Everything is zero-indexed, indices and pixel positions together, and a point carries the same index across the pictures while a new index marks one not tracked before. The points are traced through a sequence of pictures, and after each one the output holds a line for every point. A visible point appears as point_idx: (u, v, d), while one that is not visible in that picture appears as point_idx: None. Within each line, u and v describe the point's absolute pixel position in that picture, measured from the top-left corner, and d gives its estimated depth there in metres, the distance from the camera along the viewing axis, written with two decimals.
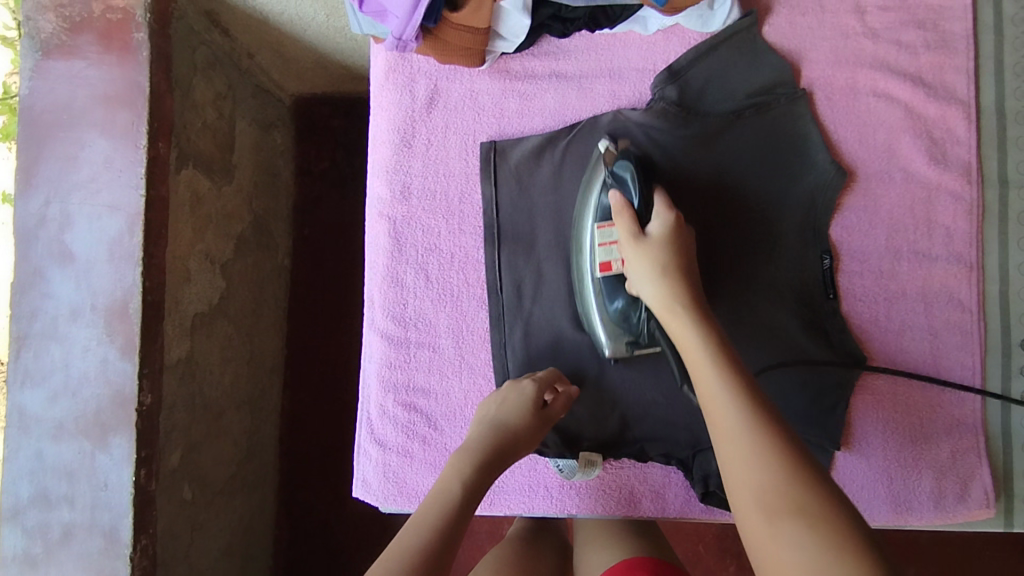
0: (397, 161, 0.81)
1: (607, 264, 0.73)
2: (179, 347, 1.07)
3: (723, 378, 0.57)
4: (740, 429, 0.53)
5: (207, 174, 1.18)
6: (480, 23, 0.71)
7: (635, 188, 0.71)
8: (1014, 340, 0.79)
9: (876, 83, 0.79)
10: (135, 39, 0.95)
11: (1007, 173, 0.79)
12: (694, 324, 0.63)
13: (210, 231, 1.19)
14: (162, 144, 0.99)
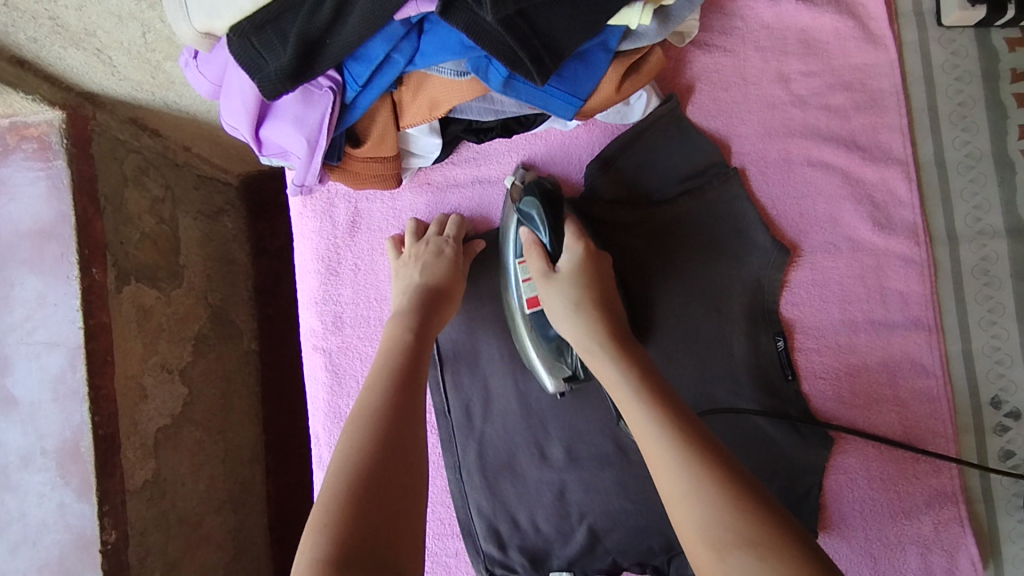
0: (326, 292, 0.77)
1: (534, 298, 0.70)
2: (143, 471, 1.03)
3: (650, 416, 0.56)
4: (666, 451, 0.53)
5: (153, 284, 1.10)
6: (387, 150, 0.67)
7: (544, 224, 0.69)
8: (984, 399, 0.76)
9: (810, 152, 0.76)
10: (54, 166, 0.95)
11: (955, 228, 0.77)
12: (612, 359, 0.62)
13: (165, 339, 1.11)
14: (96, 269, 0.97)
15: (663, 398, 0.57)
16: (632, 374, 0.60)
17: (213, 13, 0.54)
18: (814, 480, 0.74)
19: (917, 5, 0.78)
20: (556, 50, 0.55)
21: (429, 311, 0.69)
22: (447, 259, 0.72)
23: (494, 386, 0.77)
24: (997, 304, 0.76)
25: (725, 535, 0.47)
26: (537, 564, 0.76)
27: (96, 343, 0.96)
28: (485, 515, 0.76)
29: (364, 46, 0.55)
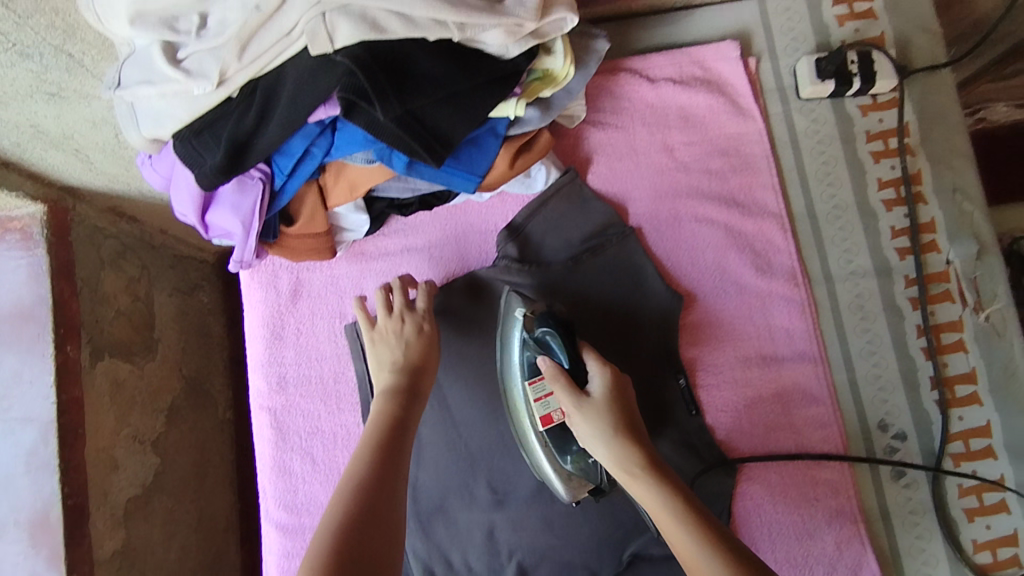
0: (271, 355, 0.85)
1: (548, 417, 0.73)
2: (111, 540, 1.08)
3: (694, 537, 0.59)
4: (716, 573, 0.56)
5: (127, 358, 1.18)
6: (318, 227, 0.77)
7: (563, 351, 0.73)
8: (872, 422, 0.83)
9: (696, 210, 0.87)
10: (34, 255, 1.04)
11: (830, 270, 0.87)
12: (654, 485, 0.64)
13: (137, 411, 1.18)
14: (71, 347, 1.05)
15: (702, 518, 0.61)
16: (669, 494, 0.63)
17: (158, 120, 0.65)
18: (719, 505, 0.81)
19: (779, 82, 0.91)
20: (446, 138, 0.66)
21: (410, 383, 0.74)
22: (424, 337, 0.77)
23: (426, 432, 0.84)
24: (874, 336, 0.85)
25: None
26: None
27: (69, 417, 1.03)
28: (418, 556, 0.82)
29: (285, 143, 0.66)
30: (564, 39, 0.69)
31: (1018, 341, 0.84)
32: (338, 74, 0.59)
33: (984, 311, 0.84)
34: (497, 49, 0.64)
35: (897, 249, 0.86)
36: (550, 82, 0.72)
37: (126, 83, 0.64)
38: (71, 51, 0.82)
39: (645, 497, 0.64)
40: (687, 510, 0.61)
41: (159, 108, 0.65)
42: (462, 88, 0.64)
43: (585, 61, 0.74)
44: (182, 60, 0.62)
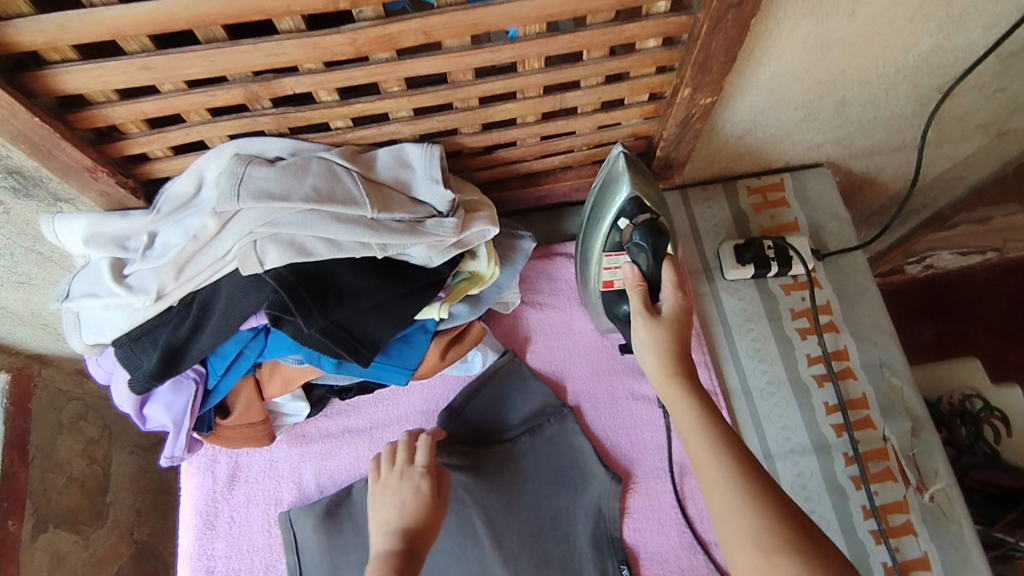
0: (201, 547, 0.83)
1: (609, 283, 0.79)
2: None
3: (719, 459, 0.58)
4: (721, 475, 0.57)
5: (71, 527, 1.21)
6: (254, 417, 0.79)
7: (649, 262, 0.70)
8: None
9: (633, 387, 0.89)
10: None
11: (770, 447, 0.87)
12: (689, 394, 0.63)
13: None
14: (12, 522, 1.09)
15: (738, 446, 0.59)
16: (705, 416, 0.62)
17: (99, 330, 0.69)
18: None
19: (705, 263, 0.97)
20: (373, 342, 0.70)
21: (409, 550, 0.69)
22: (424, 494, 0.75)
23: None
24: (820, 518, 0.83)
25: (776, 545, 0.52)
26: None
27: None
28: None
29: (218, 347, 0.70)
30: (487, 246, 0.76)
31: (967, 524, 0.82)
32: (266, 293, 0.64)
33: (927, 491, 0.84)
34: (422, 258, 0.69)
35: (833, 426, 0.87)
36: (477, 281, 0.77)
37: (74, 295, 0.69)
38: (41, 250, 0.88)
39: (677, 411, 0.63)
40: (720, 434, 0.60)
41: (102, 318, 0.69)
42: (387, 297, 0.69)
43: (512, 259, 0.81)
44: (127, 276, 0.68)
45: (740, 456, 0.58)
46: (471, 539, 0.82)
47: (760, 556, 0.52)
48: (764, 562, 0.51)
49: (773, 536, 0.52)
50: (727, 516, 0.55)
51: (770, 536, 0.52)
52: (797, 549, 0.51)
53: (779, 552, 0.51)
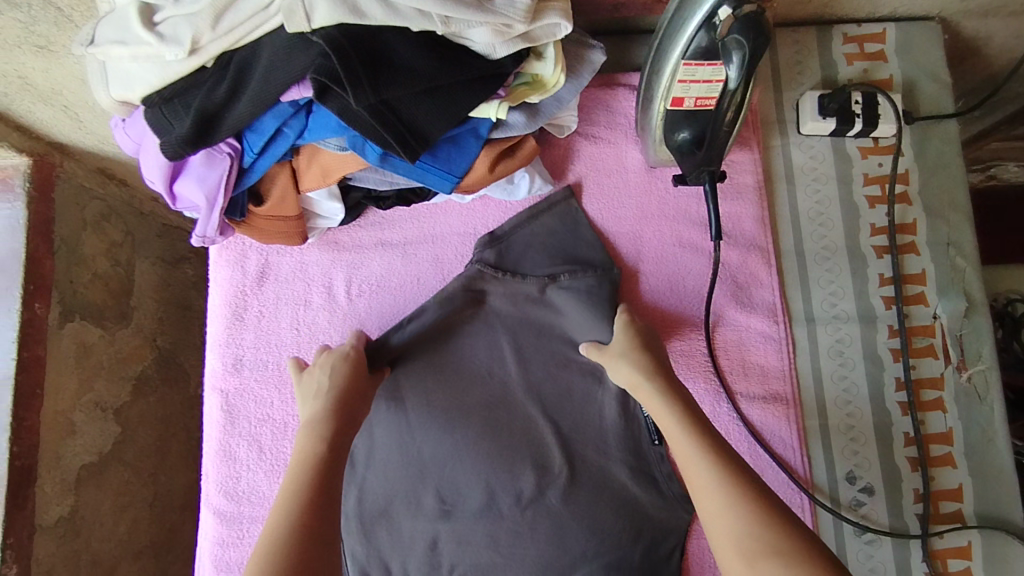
0: (230, 336, 0.83)
1: (680, 100, 0.72)
2: (59, 506, 1.21)
3: (704, 460, 0.61)
4: (705, 473, 0.60)
5: (98, 323, 1.31)
6: (288, 211, 0.75)
7: (735, 69, 0.65)
8: (839, 475, 0.80)
9: (681, 235, 0.85)
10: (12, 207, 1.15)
11: (813, 311, 0.84)
12: (662, 398, 0.68)
13: (102, 378, 1.31)
14: (38, 305, 1.16)
15: (724, 455, 0.61)
16: (691, 426, 0.65)
17: (127, 85, 0.64)
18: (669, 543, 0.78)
19: (779, 114, 0.89)
20: (421, 133, 0.64)
21: (341, 417, 0.71)
22: (351, 361, 0.76)
23: (383, 433, 0.81)
24: (851, 385, 0.82)
25: (760, 549, 0.52)
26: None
27: (26, 375, 1.13)
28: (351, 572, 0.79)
29: (257, 119, 0.64)
30: (555, 46, 0.67)
31: (999, 407, 0.81)
32: (313, 56, 0.57)
33: (965, 371, 0.82)
34: (484, 47, 0.62)
35: (884, 298, 0.83)
36: (538, 89, 0.70)
37: (99, 41, 0.62)
38: (59, 5, 0.82)
39: (662, 417, 0.67)
40: (706, 445, 0.62)
41: (130, 71, 0.63)
42: (443, 83, 0.62)
43: (578, 72, 0.72)
44: (158, 24, 0.61)
45: (722, 458, 0.61)
46: (496, 361, 0.82)
47: (742, 562, 0.52)
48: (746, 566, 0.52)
49: (752, 539, 0.53)
50: (716, 516, 0.57)
51: (751, 542, 0.53)
52: (778, 552, 0.51)
53: (761, 557, 0.51)
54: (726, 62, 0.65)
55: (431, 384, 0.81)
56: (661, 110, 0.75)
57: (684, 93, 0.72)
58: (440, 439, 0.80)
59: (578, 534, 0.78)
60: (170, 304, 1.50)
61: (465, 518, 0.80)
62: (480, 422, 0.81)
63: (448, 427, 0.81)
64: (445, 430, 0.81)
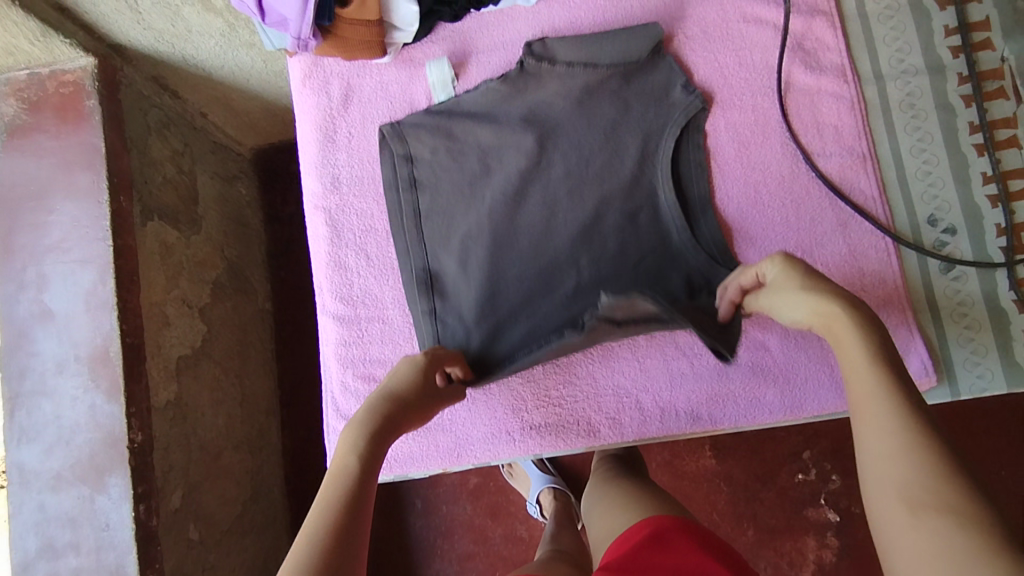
0: (324, 156, 0.87)
1: None
2: (167, 391, 1.28)
3: (894, 405, 0.53)
4: (892, 417, 0.52)
5: (173, 224, 1.39)
6: (370, 15, 0.79)
7: None
8: (921, 218, 0.83)
9: (744, 10, 0.86)
10: (87, 107, 1.19)
11: (881, 69, 0.85)
12: (856, 332, 0.59)
13: (184, 278, 1.40)
14: (124, 199, 1.21)
15: (920, 413, 0.52)
16: (887, 378, 0.55)
17: None
18: (686, 120, 0.83)
19: None
20: None
21: (384, 434, 0.67)
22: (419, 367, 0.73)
23: (438, 155, 0.85)
24: (925, 133, 0.84)
25: (929, 502, 0.47)
26: (449, 311, 0.83)
27: (123, 261, 1.18)
28: (414, 252, 0.84)
29: None
30: None
31: None
32: None
33: None
34: None
35: (951, 48, 0.85)
36: None
37: None
38: None
39: (845, 344, 0.60)
40: (899, 397, 0.53)
41: None
42: None
43: None
44: None
45: (917, 416, 0.52)
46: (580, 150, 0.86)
47: (904, 509, 0.48)
48: (906, 515, 0.47)
49: (920, 489, 0.47)
50: (880, 460, 0.51)
51: (918, 490, 0.48)
52: (952, 508, 0.46)
53: (929, 508, 0.46)
54: None
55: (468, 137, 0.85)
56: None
57: None
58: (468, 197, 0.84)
59: None
60: (231, 218, 1.67)
61: (517, 258, 0.82)
62: (569, 214, 0.82)
63: (496, 139, 0.84)
64: (512, 150, 0.83)
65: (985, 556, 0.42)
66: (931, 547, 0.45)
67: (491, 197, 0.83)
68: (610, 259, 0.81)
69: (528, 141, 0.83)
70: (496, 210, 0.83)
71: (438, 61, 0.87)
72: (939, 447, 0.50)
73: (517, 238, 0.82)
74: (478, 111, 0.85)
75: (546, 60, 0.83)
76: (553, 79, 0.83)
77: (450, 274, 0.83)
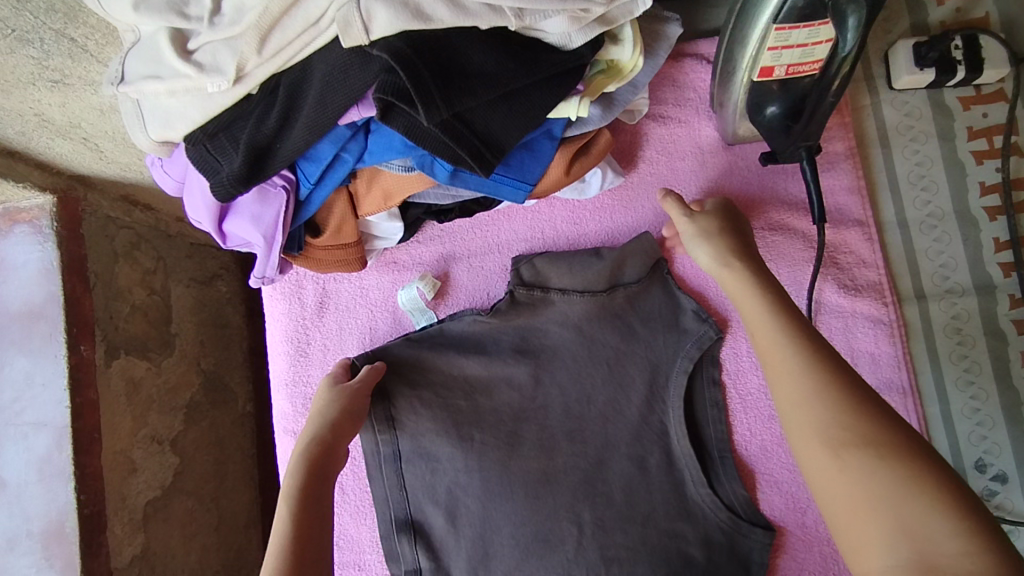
0: (296, 373, 0.79)
1: (770, 69, 0.62)
2: (130, 547, 1.02)
3: (797, 353, 0.53)
4: (794, 363, 0.53)
5: (144, 355, 1.08)
6: (347, 238, 0.69)
7: (852, 35, 0.56)
8: (967, 463, 0.74)
9: (771, 217, 0.77)
10: (41, 236, 0.96)
11: (923, 288, 0.77)
12: (753, 277, 0.62)
13: (156, 411, 1.10)
14: (85, 347, 0.98)
15: (827, 354, 0.53)
16: (792, 332, 0.55)
17: (166, 125, 0.57)
18: (698, 354, 0.75)
19: (867, 70, 0.80)
20: (497, 145, 0.56)
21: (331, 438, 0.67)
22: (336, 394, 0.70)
23: (422, 390, 0.76)
24: (973, 363, 0.75)
25: (850, 437, 0.47)
26: (439, 570, 0.76)
27: (83, 422, 0.97)
28: (394, 501, 0.76)
29: (313, 147, 0.57)
30: (632, 25, 0.57)
31: None
32: (375, 73, 0.50)
33: None
34: (559, 38, 0.53)
35: (1001, 265, 0.75)
36: (615, 76, 0.61)
37: (130, 78, 0.55)
38: (72, 35, 0.73)
39: (744, 299, 0.61)
40: (807, 346, 0.54)
41: (168, 108, 0.56)
42: (519, 86, 0.54)
43: (654, 50, 0.64)
44: (193, 52, 0.53)
45: (825, 360, 0.52)
46: (586, 372, 0.75)
47: (826, 449, 0.48)
48: (832, 460, 0.47)
49: (842, 431, 0.48)
50: (795, 406, 0.51)
51: (838, 430, 0.48)
52: (871, 440, 0.47)
53: (850, 446, 0.47)
54: (840, 28, 0.56)
55: (454, 371, 0.76)
56: (745, 81, 0.66)
57: (775, 64, 0.62)
58: (453, 444, 0.75)
59: (692, 542, 0.73)
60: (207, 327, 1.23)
61: (510, 515, 0.74)
62: (572, 455, 0.74)
63: (487, 374, 0.76)
64: (503, 387, 0.75)
65: (920, 486, 0.44)
66: (860, 487, 0.45)
67: (480, 439, 0.75)
68: (615, 514, 0.73)
69: (521, 376, 0.75)
70: (487, 457, 0.74)
71: (411, 284, 0.78)
72: (850, 386, 0.50)
73: (504, 489, 0.74)
74: (465, 339, 0.76)
75: (537, 286, 0.75)
76: (552, 312, 0.76)
77: (438, 529, 0.76)
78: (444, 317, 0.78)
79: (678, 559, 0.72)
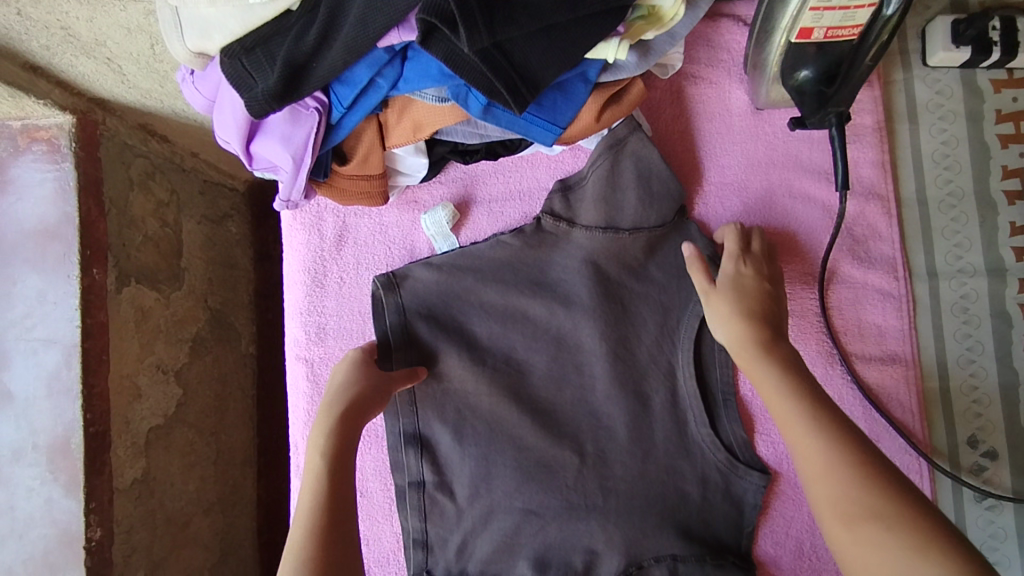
0: (311, 303, 0.80)
1: (809, 31, 0.62)
2: (131, 468, 1.03)
3: (812, 431, 0.57)
4: (815, 449, 0.56)
5: (153, 285, 1.08)
6: (372, 169, 0.69)
7: None
8: (961, 438, 0.76)
9: (792, 185, 0.77)
10: (59, 155, 0.95)
11: (936, 266, 0.77)
12: (772, 355, 0.64)
13: (163, 340, 1.10)
14: (97, 269, 0.97)
15: (832, 418, 0.58)
16: (813, 412, 0.59)
17: (205, 35, 0.57)
18: None
19: (901, 44, 0.79)
20: (533, 81, 0.56)
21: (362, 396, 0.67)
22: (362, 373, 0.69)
23: (440, 315, 0.77)
24: (976, 343, 0.76)
25: (860, 514, 0.51)
26: (442, 485, 0.77)
27: (93, 342, 0.97)
28: (403, 414, 0.76)
29: (350, 69, 0.57)
30: None
31: None
32: None
33: None
34: None
35: (1014, 248, 0.76)
36: (655, 23, 0.60)
37: None
38: None
39: (762, 382, 0.63)
40: (823, 422, 0.57)
41: (207, 17, 0.55)
42: (561, 21, 0.54)
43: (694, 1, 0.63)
44: None
45: (841, 434, 0.56)
46: (598, 323, 0.76)
47: (840, 523, 0.52)
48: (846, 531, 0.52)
49: (854, 505, 0.52)
50: (815, 481, 0.55)
51: (848, 504, 0.52)
52: (879, 513, 0.51)
53: (860, 519, 0.51)
54: None
55: (473, 297, 0.77)
56: (782, 43, 0.65)
57: (816, 24, 0.61)
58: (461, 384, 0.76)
59: (685, 496, 0.75)
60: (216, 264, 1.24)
61: (511, 456, 0.75)
62: (576, 398, 0.76)
63: (499, 316, 0.77)
64: (519, 320, 0.77)
65: (927, 542, 0.48)
66: (871, 549, 0.50)
67: (486, 381, 0.76)
68: (615, 464, 0.75)
69: (538, 308, 0.76)
70: (492, 399, 0.76)
71: (434, 210, 0.79)
72: (860, 453, 0.55)
73: (507, 430, 0.76)
74: (482, 265, 0.77)
75: (564, 219, 0.76)
76: (573, 258, 0.76)
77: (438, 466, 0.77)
78: (465, 244, 0.79)
79: (670, 509, 0.74)
